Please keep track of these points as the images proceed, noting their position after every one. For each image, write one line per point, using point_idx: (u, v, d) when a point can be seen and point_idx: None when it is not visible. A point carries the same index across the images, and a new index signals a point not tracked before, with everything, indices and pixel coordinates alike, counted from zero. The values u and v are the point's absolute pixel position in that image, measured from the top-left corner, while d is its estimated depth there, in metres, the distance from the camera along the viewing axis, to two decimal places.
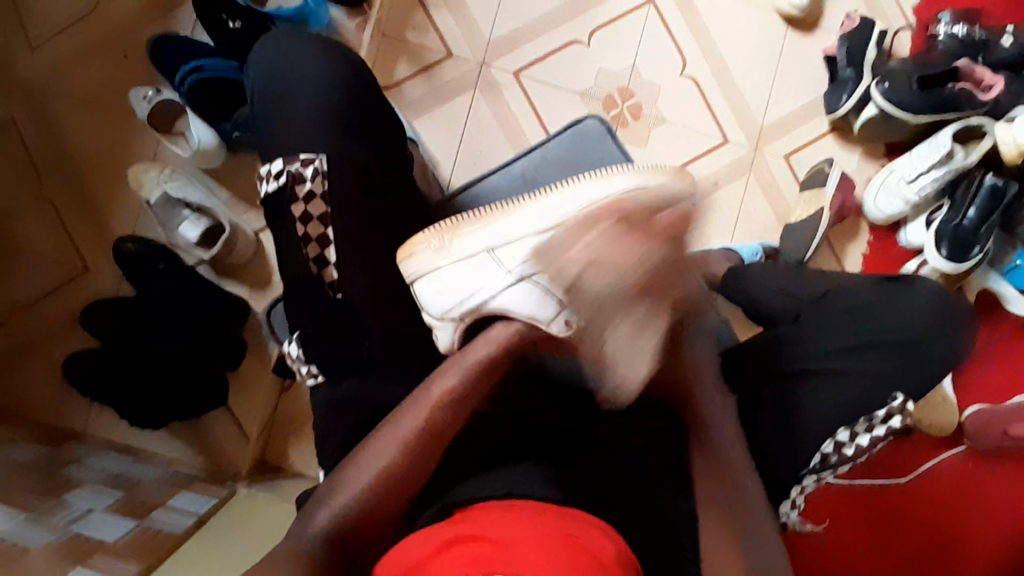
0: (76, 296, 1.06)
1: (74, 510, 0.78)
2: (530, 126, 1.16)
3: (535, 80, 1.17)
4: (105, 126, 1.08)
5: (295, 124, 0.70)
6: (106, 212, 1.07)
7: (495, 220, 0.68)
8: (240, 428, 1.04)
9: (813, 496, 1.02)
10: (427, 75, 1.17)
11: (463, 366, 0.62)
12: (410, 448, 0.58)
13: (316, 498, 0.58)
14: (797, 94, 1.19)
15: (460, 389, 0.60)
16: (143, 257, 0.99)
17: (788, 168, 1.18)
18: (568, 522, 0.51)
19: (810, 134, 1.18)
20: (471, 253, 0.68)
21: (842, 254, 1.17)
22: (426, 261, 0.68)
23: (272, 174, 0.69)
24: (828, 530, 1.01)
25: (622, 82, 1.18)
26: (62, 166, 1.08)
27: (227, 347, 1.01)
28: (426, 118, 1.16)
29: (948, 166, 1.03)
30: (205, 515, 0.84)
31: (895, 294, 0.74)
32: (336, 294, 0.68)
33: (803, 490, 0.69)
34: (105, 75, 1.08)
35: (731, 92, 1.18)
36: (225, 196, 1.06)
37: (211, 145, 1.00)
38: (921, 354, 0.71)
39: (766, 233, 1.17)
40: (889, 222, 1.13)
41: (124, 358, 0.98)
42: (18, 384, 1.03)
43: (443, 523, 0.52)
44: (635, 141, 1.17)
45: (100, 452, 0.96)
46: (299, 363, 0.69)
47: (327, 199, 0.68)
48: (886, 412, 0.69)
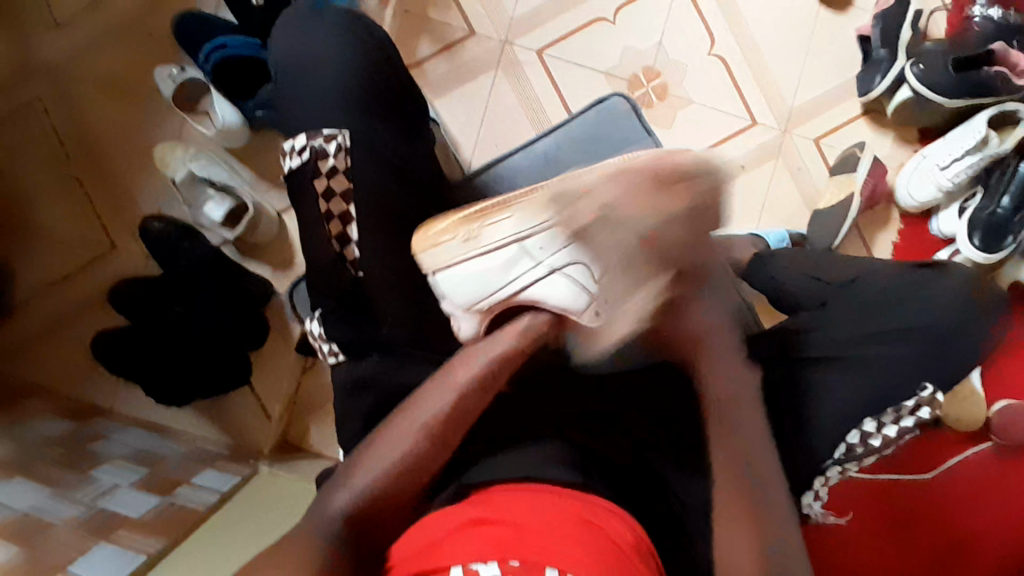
0: (102, 274, 1.08)
1: (100, 485, 0.80)
2: (552, 106, 1.15)
3: (558, 59, 1.15)
4: (129, 105, 1.09)
5: (318, 101, 0.70)
6: (131, 191, 1.09)
7: (516, 215, 0.68)
8: (261, 407, 1.06)
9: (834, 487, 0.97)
10: (449, 54, 1.15)
11: (488, 351, 0.64)
12: (432, 432, 0.59)
13: (337, 478, 0.58)
14: (829, 75, 1.15)
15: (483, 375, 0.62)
16: (168, 235, 1.00)
17: (818, 152, 1.15)
18: (584, 508, 0.53)
19: (841, 117, 1.15)
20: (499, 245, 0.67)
21: (872, 241, 1.13)
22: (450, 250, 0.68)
23: (295, 150, 0.69)
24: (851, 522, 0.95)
25: (647, 61, 1.15)
26: (88, 145, 1.09)
27: (250, 325, 1.02)
28: (447, 98, 1.15)
29: (982, 153, 1.01)
30: (228, 493, 0.86)
31: (926, 283, 0.72)
32: (357, 273, 0.68)
33: (827, 480, 0.68)
34: (131, 54, 1.09)
35: (760, 73, 1.15)
36: (248, 176, 1.07)
37: (235, 126, 1.00)
38: (951, 342, 0.69)
39: (793, 219, 1.14)
40: (920, 209, 1.10)
41: (150, 337, 1.00)
42: (48, 358, 1.06)
43: (461, 505, 0.54)
44: (660, 122, 1.15)
45: (127, 428, 0.98)
46: (321, 341, 0.68)
47: (351, 176, 0.68)
48: (915, 403, 0.68)
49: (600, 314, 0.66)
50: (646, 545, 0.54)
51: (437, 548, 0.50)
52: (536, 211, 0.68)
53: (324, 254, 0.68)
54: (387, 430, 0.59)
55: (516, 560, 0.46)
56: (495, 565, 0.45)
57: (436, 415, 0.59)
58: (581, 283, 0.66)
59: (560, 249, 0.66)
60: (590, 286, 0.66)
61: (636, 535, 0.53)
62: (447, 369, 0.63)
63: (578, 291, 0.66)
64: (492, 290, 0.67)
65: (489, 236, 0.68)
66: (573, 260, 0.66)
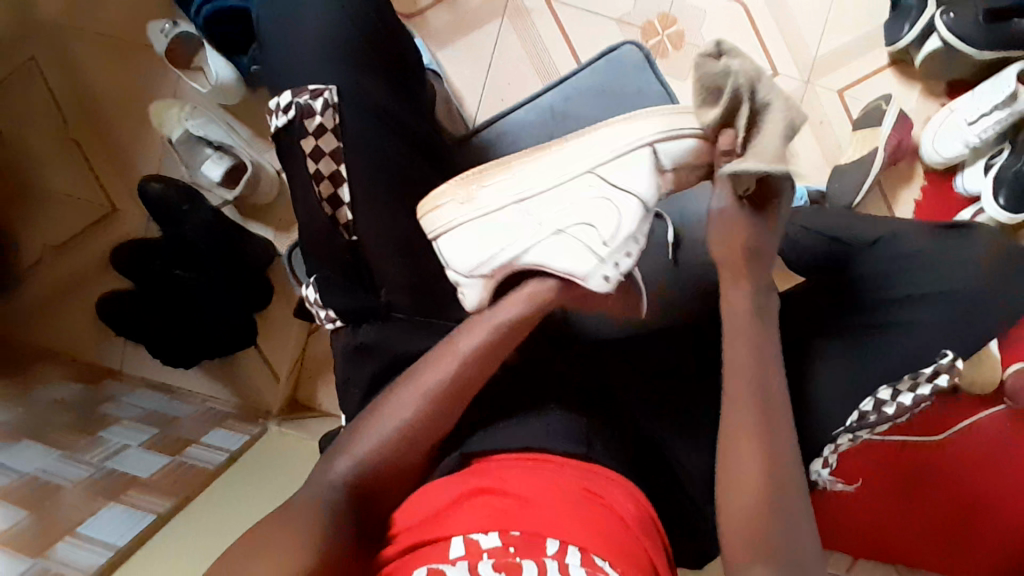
0: (104, 237, 1.07)
1: (110, 446, 0.81)
2: (561, 57, 1.09)
3: (567, 6, 1.09)
4: (122, 62, 1.05)
5: (306, 58, 0.66)
6: (130, 151, 1.06)
7: (514, 175, 0.65)
8: (270, 367, 1.06)
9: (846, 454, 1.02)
10: (451, 2, 1.10)
11: (492, 324, 0.60)
12: (435, 401, 0.57)
13: (334, 447, 0.57)
14: (856, 22, 1.08)
15: (491, 344, 0.59)
16: (169, 198, 0.97)
17: (841, 104, 1.09)
18: (586, 477, 0.53)
19: (868, 67, 1.08)
20: (501, 206, 0.65)
21: (893, 200, 1.09)
22: (453, 213, 0.64)
23: (280, 109, 0.65)
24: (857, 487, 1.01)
25: (662, 8, 1.09)
26: (83, 104, 1.06)
27: (254, 288, 1.02)
28: (450, 50, 1.10)
29: (1013, 108, 0.95)
30: (237, 452, 0.86)
31: (953, 245, 0.68)
32: (352, 237, 0.65)
33: (836, 448, 0.67)
34: (123, 8, 1.05)
35: (783, 20, 1.09)
36: (246, 135, 1.03)
37: (230, 82, 0.97)
38: (979, 306, 0.66)
39: (812, 175, 1.10)
40: (947, 164, 1.05)
41: (156, 300, 1.00)
42: (56, 322, 1.06)
43: (463, 474, 0.54)
44: (675, 73, 1.09)
45: (138, 389, 0.99)
46: (317, 307, 0.66)
47: (340, 134, 0.65)
48: (932, 370, 0.64)
49: (609, 276, 0.62)
50: (650, 512, 0.54)
51: (438, 519, 0.49)
52: (537, 172, 0.65)
53: (320, 218, 0.65)
54: (388, 400, 0.58)
55: (517, 531, 0.46)
56: (496, 535, 0.46)
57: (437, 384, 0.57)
58: (587, 245, 0.62)
59: (564, 209, 0.64)
60: (597, 247, 0.62)
61: (641, 506, 0.53)
62: (449, 339, 0.60)
63: (584, 253, 0.62)
64: (496, 252, 0.64)
65: (491, 199, 0.65)
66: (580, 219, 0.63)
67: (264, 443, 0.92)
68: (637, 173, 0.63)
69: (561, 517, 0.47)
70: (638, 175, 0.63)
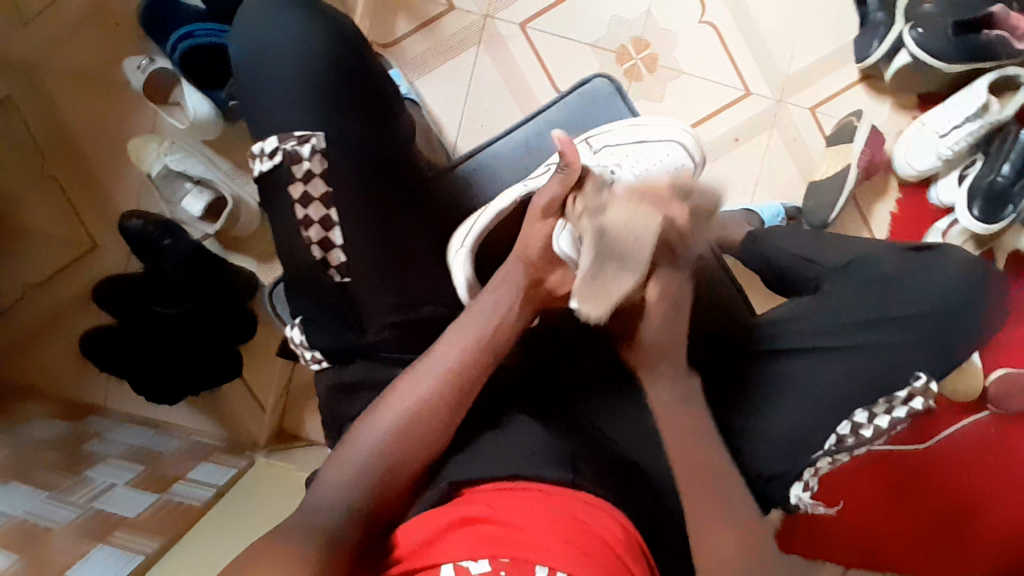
0: (86, 273, 1.06)
1: (96, 486, 0.81)
2: (538, 83, 1.10)
3: (542, 32, 1.10)
4: (99, 98, 1.06)
5: (287, 104, 0.66)
6: (110, 187, 1.06)
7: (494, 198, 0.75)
8: (256, 399, 1.06)
9: (829, 476, 1.02)
10: (428, 31, 1.11)
11: (469, 330, 0.63)
12: (414, 419, 0.59)
13: (328, 461, 0.59)
14: (825, 40, 1.10)
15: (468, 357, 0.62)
16: (148, 231, 0.98)
17: (814, 121, 1.11)
18: (570, 505, 0.54)
19: (839, 84, 1.10)
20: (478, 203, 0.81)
21: (870, 212, 1.11)
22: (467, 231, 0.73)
23: (265, 153, 0.65)
24: (840, 509, 1.02)
25: (636, 31, 1.10)
26: (61, 141, 1.06)
27: (236, 321, 1.02)
28: (428, 77, 1.11)
29: (982, 119, 0.99)
30: (224, 487, 0.86)
31: (921, 265, 0.70)
32: (342, 278, 0.65)
33: (816, 471, 0.66)
34: (100, 45, 1.06)
35: (754, 40, 1.11)
36: (225, 167, 1.04)
37: (207, 117, 0.96)
38: (948, 324, 0.68)
39: (789, 191, 1.11)
40: (920, 177, 1.07)
41: (140, 335, 1.00)
42: (37, 361, 1.05)
43: (445, 505, 0.55)
44: (651, 95, 1.11)
45: (122, 425, 0.99)
46: (303, 348, 0.66)
47: (328, 179, 0.65)
48: (907, 394, 0.66)
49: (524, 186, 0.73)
50: (636, 538, 0.55)
51: (427, 550, 0.51)
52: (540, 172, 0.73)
53: (301, 256, 0.65)
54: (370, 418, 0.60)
55: (506, 559, 0.47)
56: (485, 562, 0.47)
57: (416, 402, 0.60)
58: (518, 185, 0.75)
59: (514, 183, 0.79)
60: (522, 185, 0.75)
61: (626, 530, 0.54)
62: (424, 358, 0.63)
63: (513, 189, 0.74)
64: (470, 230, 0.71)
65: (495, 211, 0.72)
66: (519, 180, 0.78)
67: (252, 475, 0.92)
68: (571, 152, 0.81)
69: (538, 532, 0.49)
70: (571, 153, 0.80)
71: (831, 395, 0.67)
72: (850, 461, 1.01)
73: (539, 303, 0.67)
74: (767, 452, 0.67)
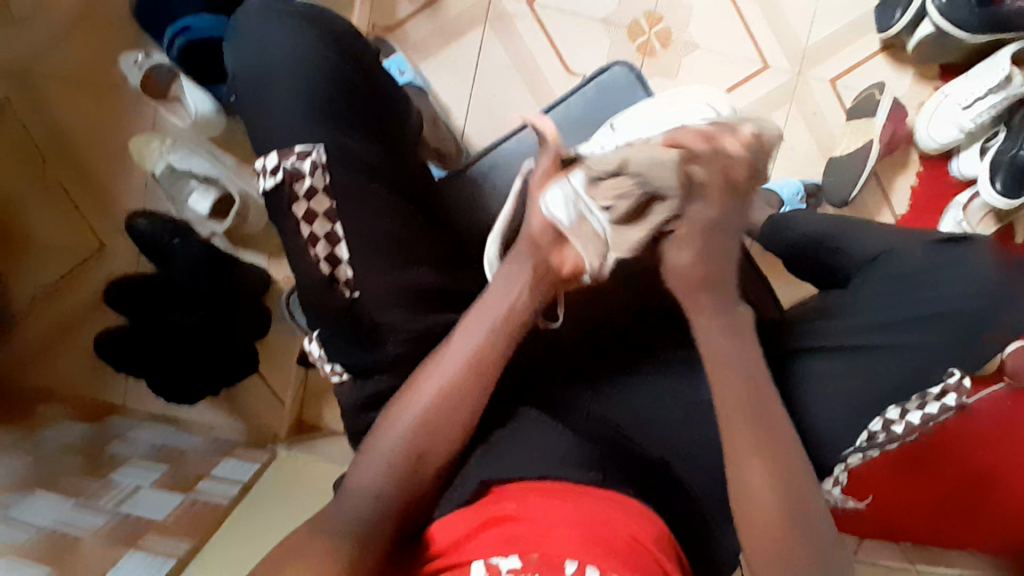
0: (96, 274, 1.06)
1: (123, 488, 0.80)
2: (548, 63, 1.07)
3: (551, 9, 1.06)
4: (97, 91, 1.04)
5: (288, 117, 0.63)
6: (115, 186, 1.05)
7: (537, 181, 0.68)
8: (273, 393, 1.06)
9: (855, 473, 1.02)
10: (432, 11, 1.06)
11: (491, 322, 0.60)
12: (435, 416, 0.57)
13: (354, 461, 0.58)
14: (846, 7, 1.05)
15: (487, 349, 0.59)
16: (156, 231, 0.97)
17: (834, 93, 1.07)
18: (604, 507, 0.52)
19: (860, 54, 1.06)
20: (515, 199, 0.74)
21: (891, 187, 1.08)
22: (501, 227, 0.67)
23: (268, 170, 0.62)
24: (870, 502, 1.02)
25: (648, 4, 1.06)
26: (63, 139, 1.05)
27: (249, 318, 1.01)
28: (434, 61, 1.07)
29: (1006, 92, 0.95)
30: (249, 483, 0.87)
31: (954, 256, 0.69)
32: (352, 294, 0.62)
33: (846, 466, 0.68)
34: (95, 39, 1.03)
35: (772, 10, 1.06)
36: (230, 162, 1.01)
37: (209, 113, 0.94)
38: (984, 319, 0.66)
39: (808, 168, 1.08)
40: (942, 150, 1.04)
41: (154, 336, 1.00)
42: (55, 361, 1.05)
43: (477, 504, 0.54)
44: (665, 72, 1.07)
45: (144, 424, 0.99)
46: (322, 361, 0.66)
47: (331, 192, 0.62)
48: (941, 389, 0.66)
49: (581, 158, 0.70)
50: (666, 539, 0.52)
51: (459, 550, 0.50)
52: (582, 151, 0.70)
53: (311, 275, 0.62)
54: (391, 415, 0.58)
55: (535, 555, 0.46)
56: (516, 558, 0.46)
57: (436, 402, 0.57)
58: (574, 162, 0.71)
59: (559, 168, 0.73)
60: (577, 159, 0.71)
61: (657, 525, 0.53)
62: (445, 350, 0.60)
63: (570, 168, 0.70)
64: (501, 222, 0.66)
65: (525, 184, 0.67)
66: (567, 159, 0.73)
67: (274, 468, 0.93)
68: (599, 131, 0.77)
69: (549, 523, 0.49)
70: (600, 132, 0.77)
71: (859, 389, 0.66)
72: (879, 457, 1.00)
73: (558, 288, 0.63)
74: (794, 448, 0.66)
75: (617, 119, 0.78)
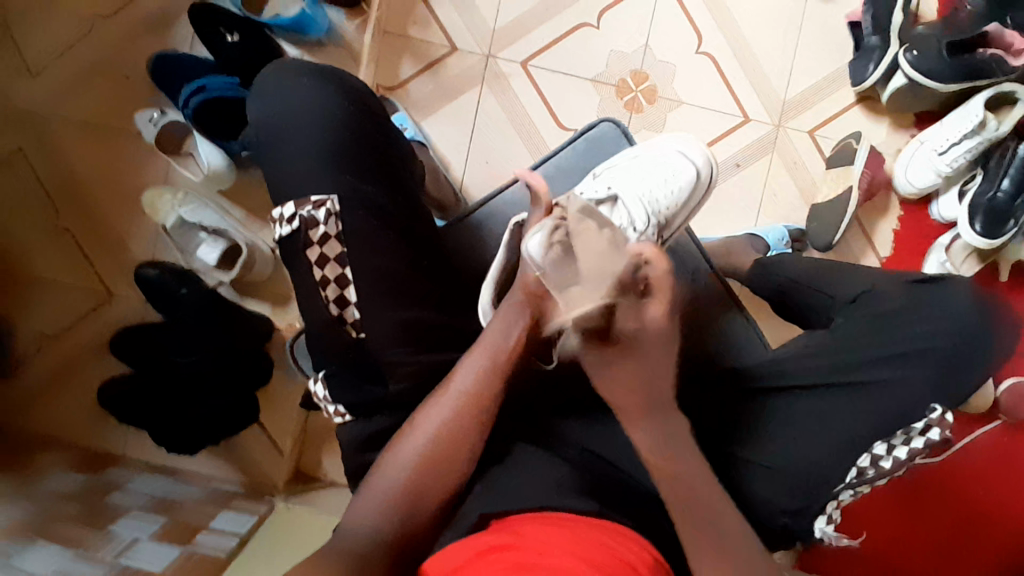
0: (99, 323, 1.07)
1: (121, 539, 0.78)
2: (541, 120, 1.13)
3: (543, 70, 1.13)
4: (109, 149, 1.09)
5: (299, 170, 0.67)
6: (123, 238, 1.08)
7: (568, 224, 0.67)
8: (272, 441, 1.06)
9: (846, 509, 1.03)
10: (432, 73, 1.13)
11: (490, 353, 0.62)
12: (433, 450, 0.59)
13: (353, 498, 0.59)
14: (820, 63, 1.13)
15: (483, 385, 0.61)
16: (164, 281, 1.01)
17: (812, 143, 1.13)
18: (603, 535, 0.52)
19: (836, 106, 1.13)
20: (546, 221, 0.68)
21: (874, 231, 1.12)
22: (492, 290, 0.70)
23: (285, 218, 0.66)
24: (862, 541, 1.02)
25: (635, 64, 1.13)
26: (73, 193, 1.08)
27: (251, 368, 1.03)
28: (434, 118, 1.13)
29: (980, 136, 1.00)
30: (246, 535, 0.86)
31: (929, 297, 0.72)
32: (358, 334, 0.65)
33: (839, 503, 0.68)
34: (113, 101, 1.09)
35: (749, 67, 1.13)
36: (239, 215, 1.06)
37: (219, 166, 1.00)
38: (958, 362, 0.69)
39: (792, 214, 1.13)
40: (920, 194, 1.09)
41: (154, 386, 1.00)
42: (56, 412, 1.05)
43: (474, 537, 0.53)
44: (652, 125, 1.13)
45: (141, 474, 0.99)
46: (326, 402, 0.66)
47: (344, 240, 0.66)
48: (924, 424, 0.67)
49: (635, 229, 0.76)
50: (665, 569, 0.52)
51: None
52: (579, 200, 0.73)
53: (320, 317, 0.66)
54: (389, 452, 0.60)
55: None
56: None
57: (432, 439, 0.59)
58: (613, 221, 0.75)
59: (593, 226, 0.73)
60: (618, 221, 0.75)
61: (653, 552, 0.53)
62: (442, 384, 0.62)
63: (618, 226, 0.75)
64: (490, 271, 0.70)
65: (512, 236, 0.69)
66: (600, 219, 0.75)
67: (272, 520, 0.92)
68: (594, 186, 0.79)
69: (546, 550, 0.48)
70: (596, 187, 0.79)
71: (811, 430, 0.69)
72: (871, 491, 1.01)
73: (545, 334, 0.64)
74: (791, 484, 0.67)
75: (599, 173, 0.82)
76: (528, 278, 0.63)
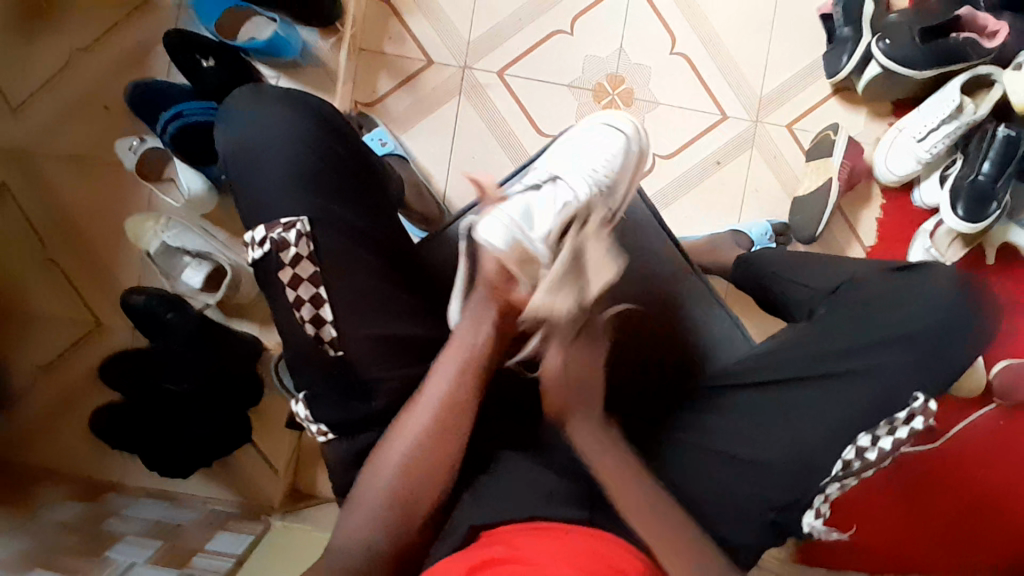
0: (91, 352, 1.08)
1: (119, 564, 0.77)
2: (520, 127, 1.13)
3: (519, 78, 1.14)
4: (92, 179, 1.09)
5: (271, 192, 0.67)
6: (110, 266, 1.09)
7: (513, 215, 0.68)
8: (267, 460, 1.07)
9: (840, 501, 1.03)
10: (410, 86, 1.14)
11: (462, 356, 0.61)
12: (412, 465, 0.58)
13: (341, 515, 0.59)
14: (794, 57, 1.14)
15: (455, 393, 0.60)
16: (152, 307, 1.00)
17: (791, 137, 1.13)
18: (593, 542, 0.52)
19: (812, 99, 1.13)
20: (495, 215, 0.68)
21: (857, 221, 1.12)
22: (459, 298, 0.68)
23: (255, 241, 0.66)
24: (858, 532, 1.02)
25: (611, 68, 1.14)
26: (58, 225, 1.09)
27: (242, 385, 1.03)
28: (413, 132, 1.13)
29: (959, 120, 1.02)
30: (242, 556, 0.85)
31: (909, 285, 0.72)
32: (336, 352, 0.65)
33: (827, 497, 0.68)
34: (94, 131, 1.10)
35: (724, 65, 1.14)
36: (221, 236, 1.08)
37: (200, 191, 1.02)
38: (946, 344, 0.68)
39: (774, 210, 1.13)
40: (902, 182, 1.09)
41: (148, 411, 1.01)
42: (51, 443, 1.06)
43: (463, 552, 0.52)
44: None
45: (139, 500, 0.99)
46: (309, 421, 0.66)
47: (315, 258, 0.66)
48: (907, 413, 0.67)
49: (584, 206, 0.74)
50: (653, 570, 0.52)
51: None
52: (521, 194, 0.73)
53: (299, 336, 0.66)
54: (369, 468, 0.59)
55: None
56: None
57: (409, 455, 0.58)
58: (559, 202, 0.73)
59: (539, 211, 0.71)
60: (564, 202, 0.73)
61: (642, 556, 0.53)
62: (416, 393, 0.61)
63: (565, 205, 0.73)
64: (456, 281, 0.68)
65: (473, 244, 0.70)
66: (545, 203, 0.73)
67: (269, 539, 0.91)
68: (531, 178, 0.78)
69: (540, 559, 0.48)
70: (534, 177, 0.78)
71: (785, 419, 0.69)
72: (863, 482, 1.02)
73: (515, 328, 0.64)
74: (778, 480, 0.67)
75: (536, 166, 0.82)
76: (491, 273, 0.64)
